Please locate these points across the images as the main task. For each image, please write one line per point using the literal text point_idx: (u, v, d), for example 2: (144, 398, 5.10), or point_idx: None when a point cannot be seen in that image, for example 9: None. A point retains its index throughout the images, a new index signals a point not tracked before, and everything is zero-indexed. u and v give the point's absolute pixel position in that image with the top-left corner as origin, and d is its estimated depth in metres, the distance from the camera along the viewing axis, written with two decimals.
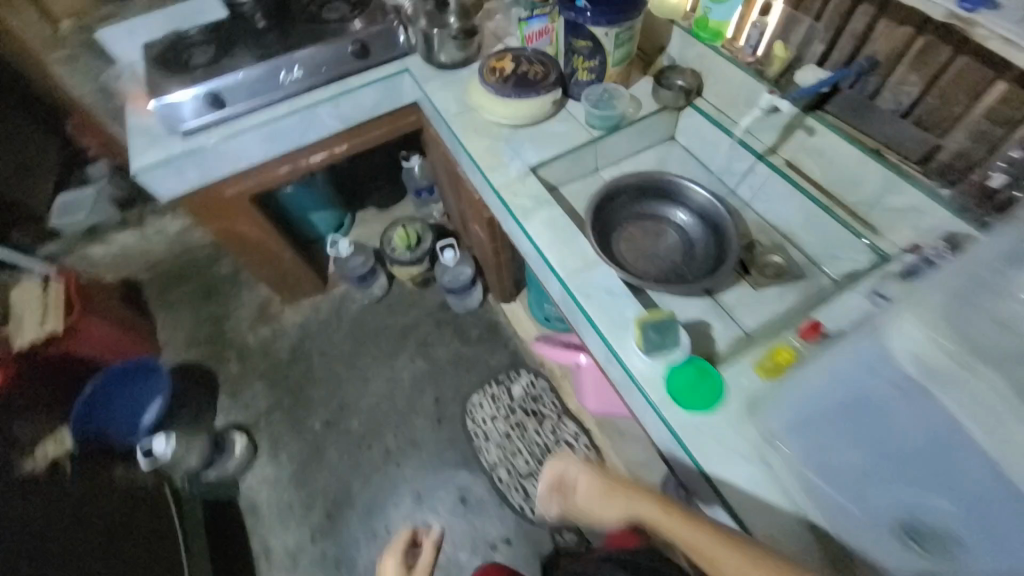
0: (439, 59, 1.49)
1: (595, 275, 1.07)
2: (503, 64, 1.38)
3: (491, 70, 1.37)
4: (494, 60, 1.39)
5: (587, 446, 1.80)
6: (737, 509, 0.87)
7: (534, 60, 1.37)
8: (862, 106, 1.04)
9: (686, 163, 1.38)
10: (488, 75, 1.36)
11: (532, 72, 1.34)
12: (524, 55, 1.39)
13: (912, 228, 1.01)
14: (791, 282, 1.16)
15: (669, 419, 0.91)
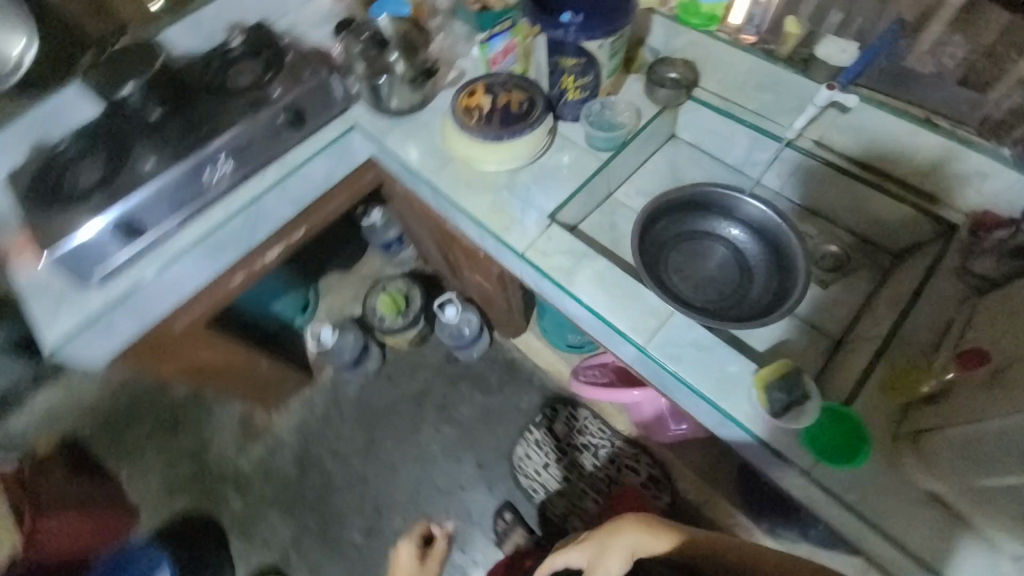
0: (390, 106, 1.23)
1: (676, 331, 0.93)
2: (476, 100, 1.17)
3: (464, 110, 1.16)
4: (465, 97, 1.17)
5: (649, 463, 1.71)
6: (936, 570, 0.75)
7: (509, 87, 1.18)
8: (899, 74, 0.97)
9: (699, 161, 1.26)
10: (462, 118, 1.15)
11: (514, 103, 1.15)
12: (496, 84, 1.18)
13: (979, 193, 0.95)
14: (854, 270, 1.09)
15: (825, 484, 0.80)
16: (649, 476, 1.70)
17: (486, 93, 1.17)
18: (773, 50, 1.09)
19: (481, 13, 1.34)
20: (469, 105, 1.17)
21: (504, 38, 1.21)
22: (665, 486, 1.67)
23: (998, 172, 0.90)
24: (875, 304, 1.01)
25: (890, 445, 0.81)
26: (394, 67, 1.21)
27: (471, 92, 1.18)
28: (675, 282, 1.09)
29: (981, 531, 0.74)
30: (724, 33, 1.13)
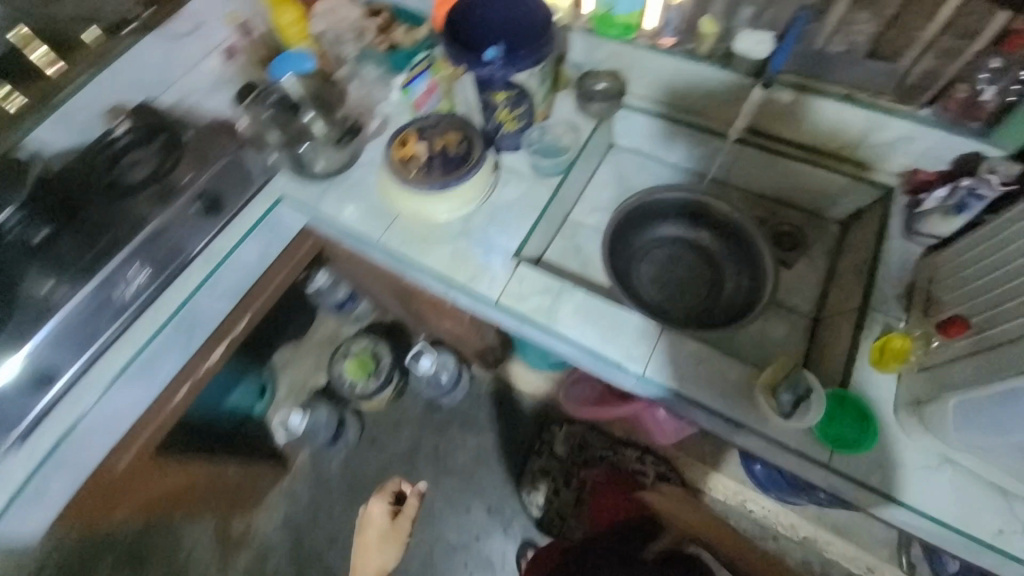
0: (316, 169, 1.15)
1: (669, 351, 0.92)
2: (410, 149, 1.09)
3: (400, 162, 1.08)
4: (397, 148, 1.09)
5: (655, 461, 1.68)
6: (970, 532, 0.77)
7: (442, 129, 1.11)
8: (816, 57, 0.99)
9: (642, 164, 1.27)
10: (400, 171, 1.07)
11: (450, 146, 1.08)
12: (426, 128, 1.12)
13: (907, 155, 1.00)
14: (811, 246, 1.13)
15: (846, 472, 0.80)
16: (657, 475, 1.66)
17: (418, 140, 1.10)
18: (694, 49, 1.09)
19: (390, 50, 1.27)
20: (404, 156, 1.09)
21: (424, 79, 1.15)
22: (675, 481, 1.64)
23: (921, 135, 0.96)
24: (841, 275, 1.05)
25: (896, 418, 0.82)
26: (313, 129, 1.14)
27: (403, 140, 1.10)
28: (653, 293, 1.09)
29: (994, 481, 0.77)
30: (642, 40, 1.13)
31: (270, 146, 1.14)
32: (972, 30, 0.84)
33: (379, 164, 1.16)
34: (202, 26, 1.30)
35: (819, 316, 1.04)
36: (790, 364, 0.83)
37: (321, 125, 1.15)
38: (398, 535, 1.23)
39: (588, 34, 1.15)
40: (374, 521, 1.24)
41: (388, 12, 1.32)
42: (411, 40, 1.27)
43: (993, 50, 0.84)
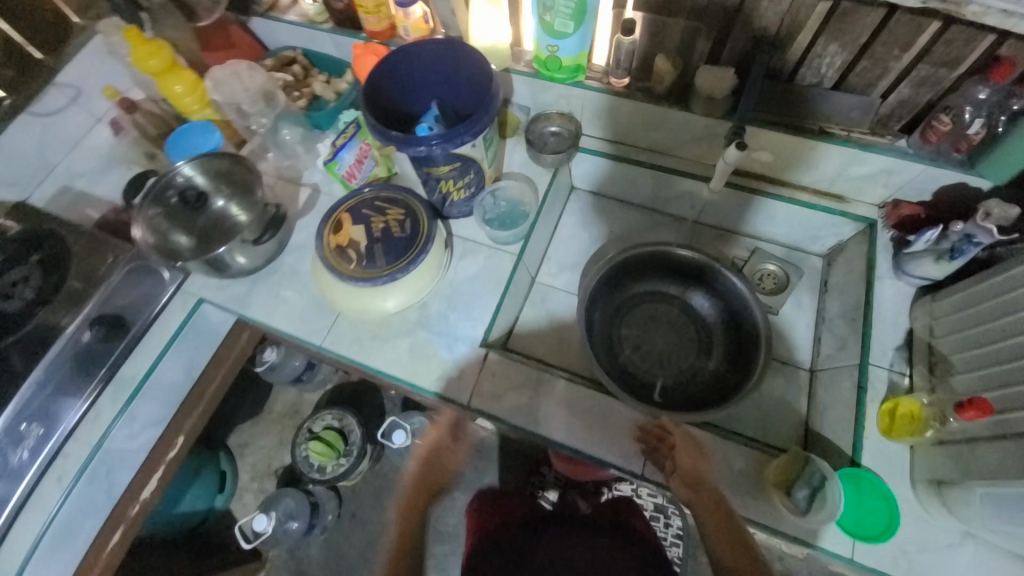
0: (236, 263, 0.97)
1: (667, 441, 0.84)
2: (346, 235, 0.94)
3: (335, 252, 0.92)
4: (330, 235, 0.94)
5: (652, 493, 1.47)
6: None
7: (382, 205, 0.97)
8: (785, 90, 0.90)
9: (606, 207, 1.17)
10: (339, 264, 0.91)
11: (392, 226, 0.94)
12: (363, 208, 0.97)
13: (885, 188, 0.93)
14: (795, 285, 1.05)
15: (871, 564, 0.74)
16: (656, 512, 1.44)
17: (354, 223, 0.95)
18: (650, 88, 0.98)
19: (309, 104, 1.12)
20: (340, 244, 0.93)
21: (353, 148, 1.01)
22: (673, 512, 1.46)
23: (903, 168, 0.88)
24: (831, 318, 0.98)
25: (917, 493, 0.76)
26: (232, 211, 0.99)
27: (337, 224, 0.95)
28: (636, 362, 1.01)
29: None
30: (593, 80, 1.01)
31: (177, 255, 0.94)
32: (950, 58, 0.76)
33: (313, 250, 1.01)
34: (80, 95, 1.08)
35: (815, 367, 0.97)
36: (803, 455, 0.77)
37: (243, 214, 0.99)
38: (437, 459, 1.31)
39: (532, 78, 1.03)
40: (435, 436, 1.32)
41: (303, 60, 1.15)
42: (333, 91, 1.12)
43: (975, 78, 0.76)
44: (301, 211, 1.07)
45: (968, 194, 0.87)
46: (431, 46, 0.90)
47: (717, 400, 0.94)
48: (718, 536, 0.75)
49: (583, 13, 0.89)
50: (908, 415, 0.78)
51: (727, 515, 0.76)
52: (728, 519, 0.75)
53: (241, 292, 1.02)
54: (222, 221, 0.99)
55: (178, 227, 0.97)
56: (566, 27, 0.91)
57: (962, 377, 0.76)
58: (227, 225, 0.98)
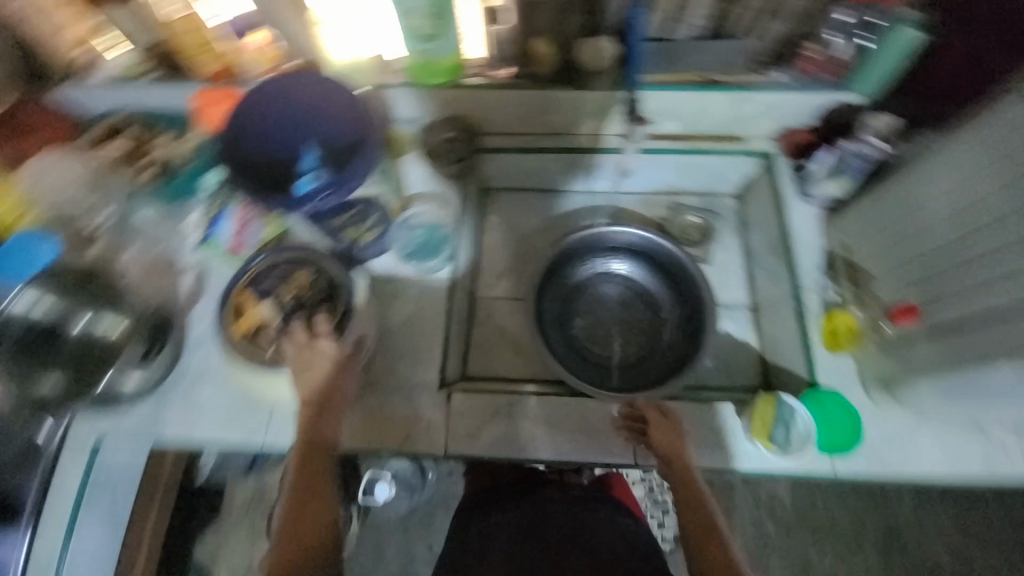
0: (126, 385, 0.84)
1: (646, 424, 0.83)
2: (254, 318, 0.83)
3: (247, 343, 0.81)
4: (233, 323, 0.83)
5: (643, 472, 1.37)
6: (977, 477, 0.77)
7: (283, 272, 0.87)
8: (664, 48, 0.89)
9: (522, 202, 1.13)
10: (258, 355, 0.81)
11: (304, 293, 0.85)
12: (264, 281, 0.86)
13: (775, 119, 0.96)
14: (717, 230, 1.09)
15: (856, 472, 0.78)
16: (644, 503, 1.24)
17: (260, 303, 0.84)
18: (534, 72, 0.94)
19: (162, 173, 0.94)
20: (251, 332, 0.83)
21: (232, 216, 0.91)
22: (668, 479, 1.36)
23: (785, 99, 0.91)
24: (759, 253, 1.02)
25: (870, 397, 0.81)
26: (98, 326, 0.85)
27: (238, 308, 0.83)
28: (596, 349, 1.01)
29: (975, 419, 0.78)
30: (472, 77, 0.95)
31: (48, 406, 0.81)
32: None
33: (218, 344, 0.87)
34: None
35: (756, 303, 1.02)
36: (776, 396, 0.80)
37: (112, 327, 0.86)
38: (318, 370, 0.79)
39: (409, 89, 0.95)
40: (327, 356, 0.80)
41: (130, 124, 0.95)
42: (185, 149, 0.96)
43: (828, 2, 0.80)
44: (190, 301, 0.92)
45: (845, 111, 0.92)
46: (269, 85, 0.78)
47: (682, 364, 0.94)
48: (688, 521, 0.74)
49: (446, 11, 0.84)
50: (848, 330, 0.83)
51: (701, 503, 0.74)
52: (704, 513, 0.74)
53: (147, 416, 0.85)
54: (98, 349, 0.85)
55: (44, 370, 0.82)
56: (432, 28, 0.87)
57: (883, 283, 0.81)
58: (105, 348, 0.85)
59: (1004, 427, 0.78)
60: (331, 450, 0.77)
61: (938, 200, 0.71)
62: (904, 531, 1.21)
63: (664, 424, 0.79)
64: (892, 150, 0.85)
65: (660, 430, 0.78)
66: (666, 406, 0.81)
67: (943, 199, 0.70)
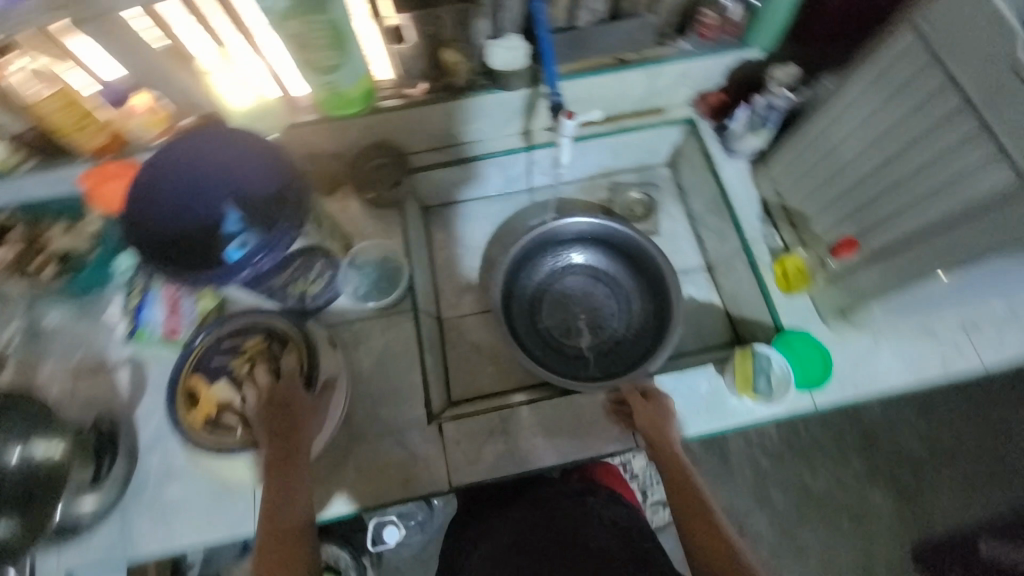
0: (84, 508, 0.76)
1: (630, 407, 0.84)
2: (211, 401, 0.77)
3: (211, 429, 0.77)
4: (189, 411, 0.77)
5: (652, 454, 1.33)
6: (934, 376, 0.85)
7: (234, 344, 0.81)
8: (573, 37, 0.89)
9: (466, 213, 1.11)
10: (225, 439, 0.76)
11: (259, 360, 0.79)
12: (215, 357, 0.80)
13: (688, 87, 1.00)
14: (659, 201, 1.12)
15: (834, 400, 0.83)
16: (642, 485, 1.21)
17: (214, 383, 0.78)
18: (450, 83, 0.92)
19: (65, 268, 0.85)
20: (212, 417, 0.77)
21: (157, 301, 0.84)
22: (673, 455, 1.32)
23: (694, 66, 0.95)
24: (702, 215, 1.06)
25: (830, 328, 0.86)
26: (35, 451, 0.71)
27: (192, 394, 0.78)
28: (576, 343, 1.02)
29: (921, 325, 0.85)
30: (387, 99, 0.91)
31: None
32: None
33: (178, 438, 0.80)
34: None
35: (710, 262, 1.06)
36: (752, 348, 0.82)
37: (54, 450, 0.72)
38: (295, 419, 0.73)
39: (325, 124, 0.90)
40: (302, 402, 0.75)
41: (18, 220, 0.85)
42: (87, 238, 0.86)
43: None
44: (133, 398, 0.84)
45: (750, 68, 0.96)
46: (165, 151, 0.70)
47: (659, 337, 0.97)
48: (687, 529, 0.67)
49: (343, 40, 0.77)
50: (797, 270, 0.88)
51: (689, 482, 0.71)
52: (704, 517, 0.67)
53: (115, 539, 0.77)
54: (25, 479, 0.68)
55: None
56: (332, 59, 0.80)
57: (818, 221, 0.86)
58: (37, 474, 0.69)
59: (945, 327, 0.86)
60: (304, 513, 0.67)
61: (852, 138, 0.76)
62: (880, 435, 1.31)
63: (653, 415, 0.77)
64: (797, 97, 0.89)
65: (646, 417, 0.77)
66: (649, 387, 0.82)
67: (858, 136, 0.75)
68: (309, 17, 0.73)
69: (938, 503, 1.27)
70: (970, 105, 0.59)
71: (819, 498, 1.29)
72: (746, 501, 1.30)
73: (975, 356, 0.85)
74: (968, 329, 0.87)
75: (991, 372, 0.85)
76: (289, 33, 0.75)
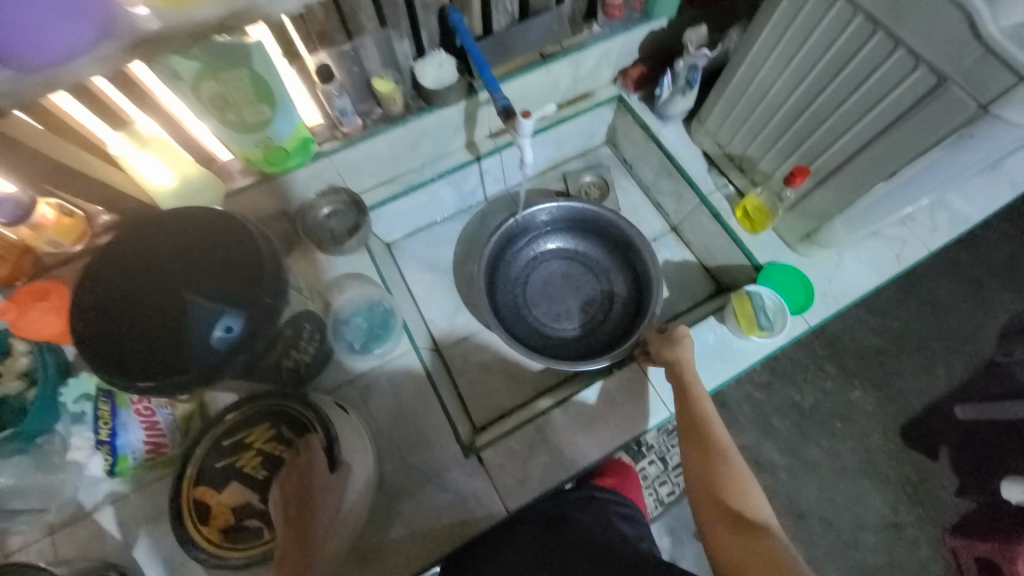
0: None
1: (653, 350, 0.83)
2: (226, 508, 0.70)
3: (235, 538, 0.69)
4: (201, 526, 0.69)
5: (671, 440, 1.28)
6: (895, 272, 0.94)
7: (234, 440, 0.73)
8: (496, 43, 0.90)
9: (429, 239, 1.09)
10: (256, 543, 0.69)
11: (268, 448, 0.73)
12: (216, 461, 0.72)
13: (610, 66, 1.04)
14: (610, 180, 1.16)
15: (822, 316, 0.90)
16: (660, 455, 1.25)
17: (224, 488, 0.71)
18: (386, 113, 0.89)
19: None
20: (229, 525, 0.70)
21: (131, 422, 0.74)
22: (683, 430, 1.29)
23: (612, 46, 0.98)
24: (654, 183, 1.11)
25: (801, 254, 0.93)
26: None
27: (200, 506, 0.70)
28: (570, 325, 1.02)
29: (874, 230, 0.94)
30: (326, 142, 0.87)
31: None
32: None
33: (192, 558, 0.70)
34: None
35: (674, 224, 1.11)
36: (745, 291, 0.87)
37: None
38: (309, 493, 0.68)
39: (267, 186, 0.84)
40: (315, 471, 0.69)
41: None
42: (15, 377, 0.78)
43: None
44: (132, 537, 0.74)
45: (660, 35, 1.01)
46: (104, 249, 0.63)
47: (645, 297, 0.99)
48: (699, 486, 0.70)
49: (273, 93, 0.73)
50: (757, 209, 0.94)
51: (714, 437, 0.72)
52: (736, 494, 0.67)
53: None
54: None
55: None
56: (263, 113, 0.74)
57: (764, 161, 0.93)
58: None
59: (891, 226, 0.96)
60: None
61: (775, 77, 0.83)
62: (842, 338, 1.45)
63: (677, 360, 0.79)
64: (715, 53, 0.94)
65: (675, 363, 0.79)
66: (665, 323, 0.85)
67: (781, 75, 0.82)
68: (223, 75, 0.68)
69: (910, 383, 1.40)
70: (877, 26, 0.66)
71: (811, 410, 1.39)
72: (751, 434, 1.38)
73: (920, 243, 0.96)
74: (907, 223, 0.97)
75: (937, 253, 0.96)
76: (204, 94, 0.69)
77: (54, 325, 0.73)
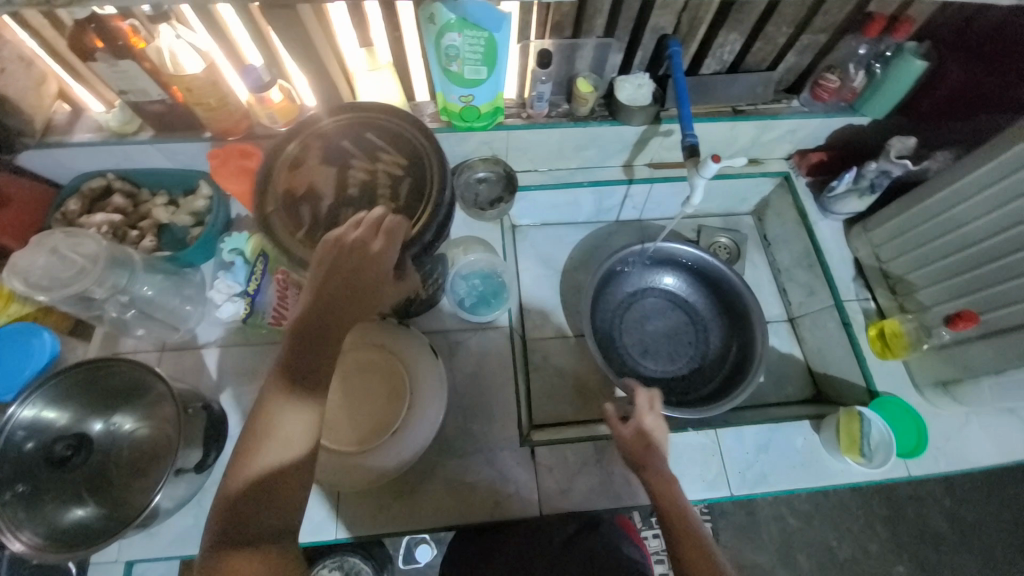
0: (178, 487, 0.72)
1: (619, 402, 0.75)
2: (303, 181, 0.68)
3: (285, 206, 0.66)
4: (283, 177, 0.69)
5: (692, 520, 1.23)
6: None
7: (368, 145, 0.71)
8: (698, 84, 0.92)
9: (554, 236, 1.12)
10: (289, 220, 0.65)
11: (380, 178, 0.69)
12: (342, 158, 0.70)
13: (789, 142, 1.02)
14: (745, 249, 1.13)
15: (931, 470, 0.83)
16: None
17: (322, 165, 0.70)
18: (571, 110, 0.93)
19: (160, 238, 0.90)
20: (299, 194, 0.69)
21: (266, 285, 0.84)
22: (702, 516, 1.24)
23: (803, 125, 0.97)
24: (787, 267, 1.08)
25: (926, 398, 0.87)
26: (122, 427, 0.76)
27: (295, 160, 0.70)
28: (653, 363, 1.01)
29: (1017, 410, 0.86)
30: (511, 117, 0.93)
31: (103, 529, 0.68)
32: (828, 25, 0.85)
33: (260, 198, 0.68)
34: None
35: (792, 316, 1.06)
36: (857, 410, 0.81)
37: (139, 423, 0.76)
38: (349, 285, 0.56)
39: (447, 135, 0.91)
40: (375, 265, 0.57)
41: (123, 185, 0.89)
42: (187, 213, 0.90)
43: (847, 42, 0.88)
44: (221, 381, 0.85)
45: (856, 130, 0.99)
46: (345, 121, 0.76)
47: (737, 371, 0.95)
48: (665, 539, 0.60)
49: (493, 56, 0.78)
50: (895, 334, 0.90)
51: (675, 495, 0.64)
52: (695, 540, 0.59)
53: (187, 528, 0.77)
54: (128, 452, 0.75)
55: (63, 503, 0.68)
56: (479, 73, 0.80)
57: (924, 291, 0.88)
58: (136, 443, 0.75)
59: None
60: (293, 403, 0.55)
61: (978, 214, 0.78)
62: (906, 505, 1.31)
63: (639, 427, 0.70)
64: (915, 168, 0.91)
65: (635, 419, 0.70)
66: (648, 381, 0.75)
67: (988, 214, 0.76)
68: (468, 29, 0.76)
69: None
70: None
71: (844, 565, 1.25)
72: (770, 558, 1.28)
73: None
74: None
75: None
76: (443, 43, 0.75)
77: (232, 178, 0.83)
